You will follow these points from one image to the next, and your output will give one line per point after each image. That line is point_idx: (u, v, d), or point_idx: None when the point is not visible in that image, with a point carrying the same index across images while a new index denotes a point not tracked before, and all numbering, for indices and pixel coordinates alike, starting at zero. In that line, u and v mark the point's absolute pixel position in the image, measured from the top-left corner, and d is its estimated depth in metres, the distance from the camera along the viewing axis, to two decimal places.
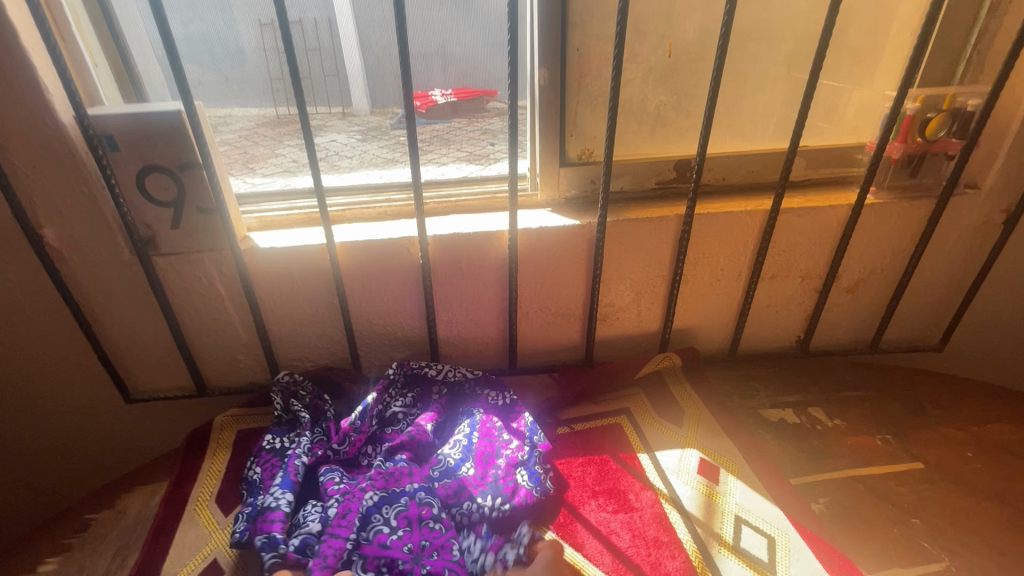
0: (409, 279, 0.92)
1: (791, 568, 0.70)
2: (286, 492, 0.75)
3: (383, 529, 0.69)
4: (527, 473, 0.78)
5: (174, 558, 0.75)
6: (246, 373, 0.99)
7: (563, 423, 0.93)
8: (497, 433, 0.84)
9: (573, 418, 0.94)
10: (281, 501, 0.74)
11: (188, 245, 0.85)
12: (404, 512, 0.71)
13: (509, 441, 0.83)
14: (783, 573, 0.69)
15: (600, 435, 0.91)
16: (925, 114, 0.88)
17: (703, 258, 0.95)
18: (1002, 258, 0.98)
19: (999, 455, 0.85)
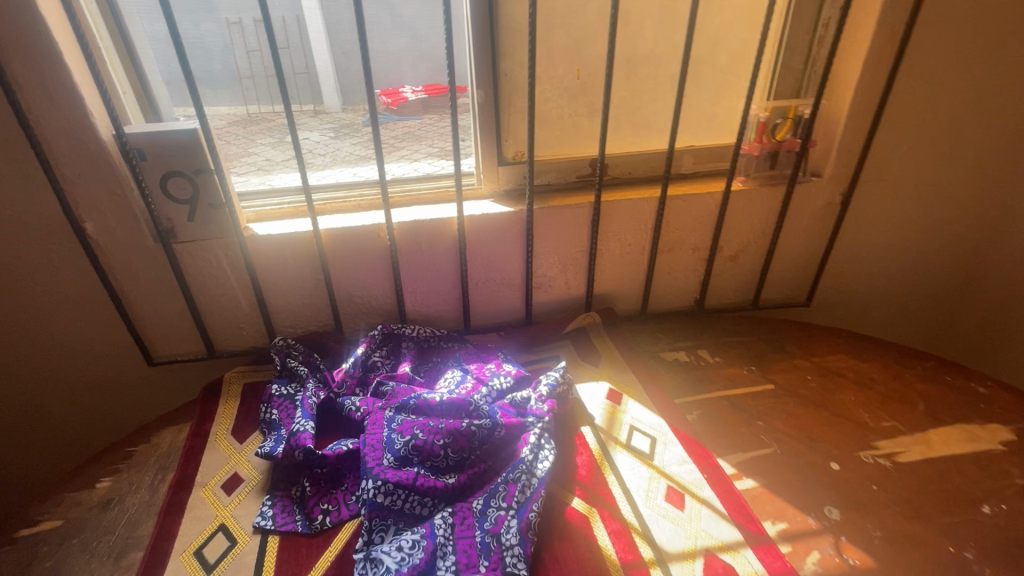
0: (379, 257, 1.15)
1: (665, 455, 0.97)
2: (309, 420, 0.97)
3: (408, 418, 0.96)
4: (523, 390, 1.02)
5: (204, 472, 0.98)
6: (248, 339, 1.21)
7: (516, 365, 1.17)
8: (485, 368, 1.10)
9: (524, 361, 1.18)
10: (307, 425, 0.96)
11: (201, 234, 1.07)
12: (417, 407, 0.98)
13: (494, 370, 1.09)
14: (658, 459, 0.96)
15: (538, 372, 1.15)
16: (775, 120, 1.16)
17: (613, 236, 1.21)
18: (843, 230, 1.27)
19: (830, 377, 1.14)
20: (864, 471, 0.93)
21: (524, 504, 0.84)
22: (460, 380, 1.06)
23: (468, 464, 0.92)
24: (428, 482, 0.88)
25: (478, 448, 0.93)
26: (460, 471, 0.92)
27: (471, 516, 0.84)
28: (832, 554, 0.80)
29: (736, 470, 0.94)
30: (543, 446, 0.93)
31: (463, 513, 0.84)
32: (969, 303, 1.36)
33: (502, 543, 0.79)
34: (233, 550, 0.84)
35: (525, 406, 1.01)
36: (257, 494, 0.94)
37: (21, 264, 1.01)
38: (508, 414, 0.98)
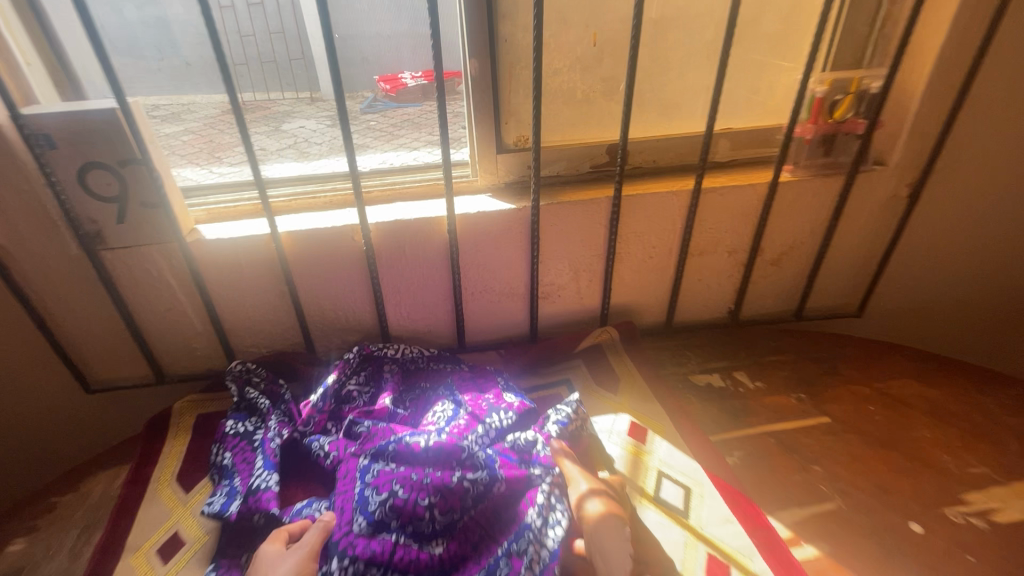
0: (355, 265, 0.96)
1: (703, 513, 0.78)
2: (272, 472, 0.81)
3: (387, 468, 0.77)
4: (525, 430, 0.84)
5: (137, 532, 0.80)
6: (203, 361, 1.03)
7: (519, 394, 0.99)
8: (482, 400, 0.92)
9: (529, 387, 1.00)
10: (270, 482, 0.79)
11: (135, 239, 0.88)
12: (397, 455, 0.79)
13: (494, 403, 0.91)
14: (695, 517, 0.77)
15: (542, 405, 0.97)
16: (834, 96, 0.95)
17: (635, 237, 1.01)
18: (908, 228, 1.07)
19: (896, 407, 0.94)
20: (954, 535, 0.74)
21: None
22: (451, 416, 0.87)
23: (462, 530, 0.74)
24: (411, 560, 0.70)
25: (473, 508, 0.75)
26: (450, 540, 0.73)
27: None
28: None
29: (792, 533, 0.75)
30: (554, 508, 0.73)
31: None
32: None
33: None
34: None
35: (529, 451, 0.82)
36: (200, 563, 0.76)
37: None
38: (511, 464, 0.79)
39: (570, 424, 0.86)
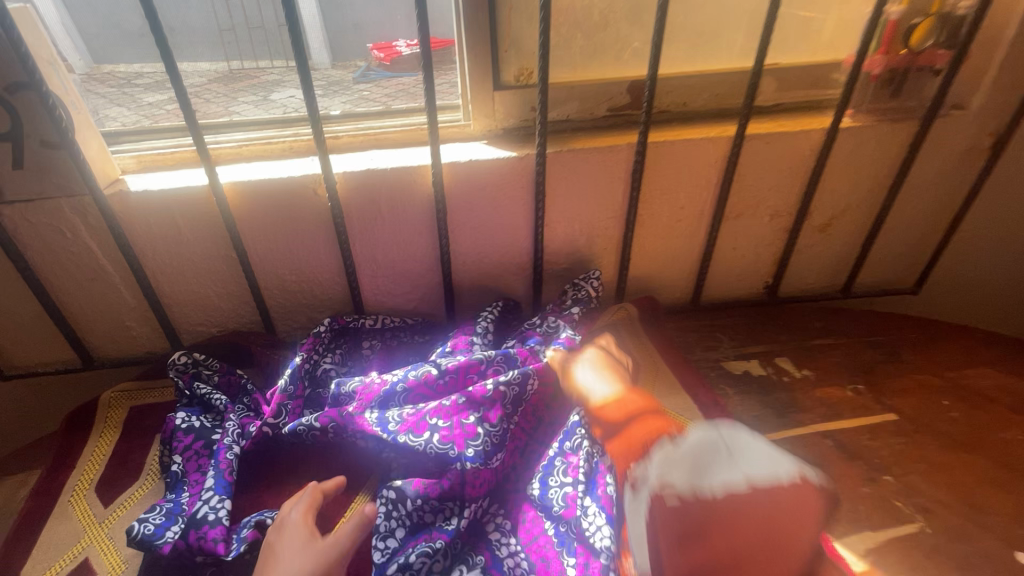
0: (319, 225, 0.79)
1: None
2: (224, 499, 0.62)
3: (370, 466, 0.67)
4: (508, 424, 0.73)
5: (37, 558, 0.63)
6: (139, 343, 0.86)
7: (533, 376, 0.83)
8: None
9: None
10: (222, 513, 0.61)
11: (39, 190, 0.70)
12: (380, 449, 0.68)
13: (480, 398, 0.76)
14: None
15: None
16: (910, 20, 0.77)
17: (660, 196, 0.84)
18: (986, 189, 0.89)
19: (974, 401, 0.78)
20: None
21: None
22: (440, 385, 0.72)
23: (478, 520, 0.65)
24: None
25: (486, 501, 0.66)
26: (467, 544, 0.63)
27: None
28: None
29: (865, 564, 0.59)
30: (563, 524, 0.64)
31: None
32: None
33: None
34: None
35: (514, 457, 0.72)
36: None
37: None
38: (521, 430, 0.72)
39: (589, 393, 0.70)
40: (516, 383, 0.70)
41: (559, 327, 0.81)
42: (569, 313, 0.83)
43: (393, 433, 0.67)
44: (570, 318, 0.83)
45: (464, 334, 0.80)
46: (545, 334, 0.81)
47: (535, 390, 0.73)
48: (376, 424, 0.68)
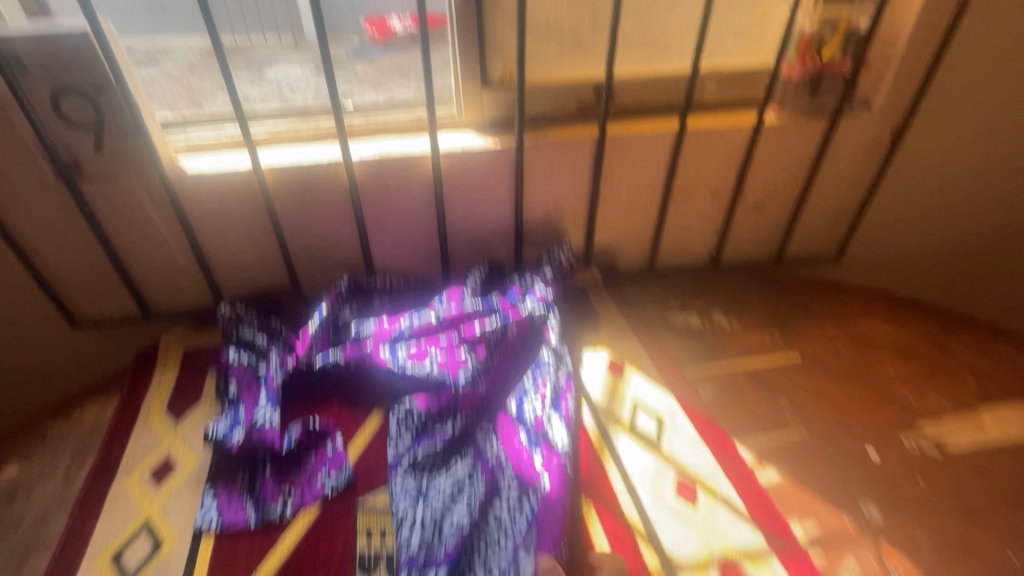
0: (339, 200, 0.96)
1: (674, 441, 0.81)
2: (275, 410, 0.81)
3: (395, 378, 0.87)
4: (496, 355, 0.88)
5: (130, 456, 0.82)
6: (188, 298, 1.04)
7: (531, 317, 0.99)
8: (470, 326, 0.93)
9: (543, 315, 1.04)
10: (273, 419, 0.79)
11: (115, 170, 0.87)
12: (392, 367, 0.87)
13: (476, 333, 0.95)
14: (667, 446, 0.81)
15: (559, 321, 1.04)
16: (821, 34, 0.94)
17: (619, 178, 1.02)
18: (889, 174, 1.08)
19: (865, 344, 0.98)
20: (907, 460, 0.79)
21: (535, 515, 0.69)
22: (435, 329, 0.92)
23: (468, 430, 0.82)
24: (435, 470, 0.77)
25: (474, 415, 0.83)
26: (459, 444, 0.80)
27: (490, 523, 0.69)
28: (873, 564, 0.67)
29: (757, 458, 0.79)
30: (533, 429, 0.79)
31: (484, 508, 0.70)
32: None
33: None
34: (157, 555, 0.70)
35: (507, 385, 0.87)
36: (194, 484, 0.78)
37: None
38: (503, 363, 0.88)
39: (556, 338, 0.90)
40: (498, 329, 0.89)
41: (532, 283, 1.00)
42: (544, 275, 1.02)
43: (402, 363, 0.87)
44: (544, 278, 1.02)
45: (457, 292, 0.99)
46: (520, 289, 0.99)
47: (514, 332, 0.90)
48: (388, 358, 0.87)
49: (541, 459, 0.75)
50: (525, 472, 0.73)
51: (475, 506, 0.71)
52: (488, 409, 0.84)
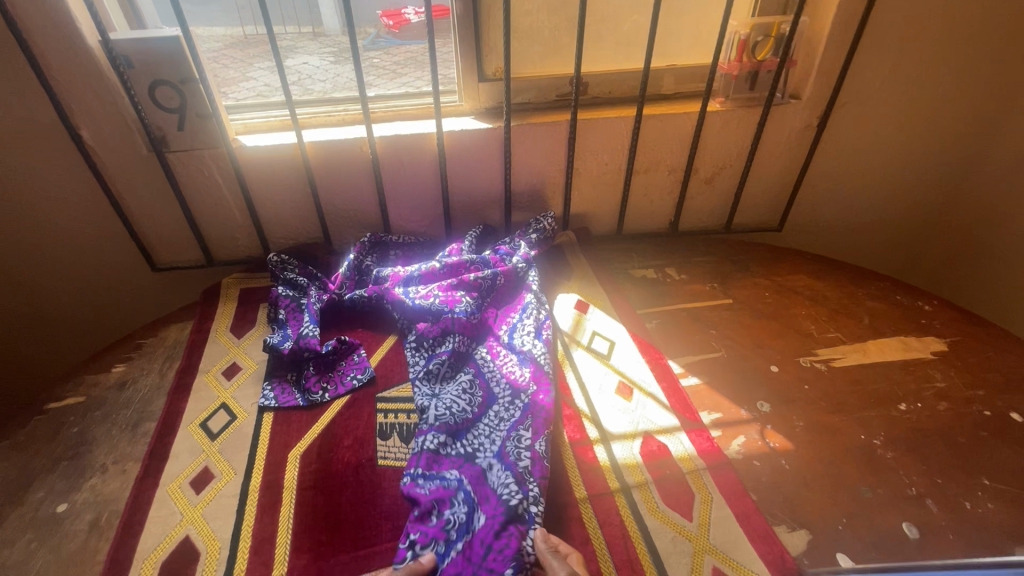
0: (364, 171, 1.21)
1: (620, 359, 1.06)
2: (315, 326, 1.06)
3: (409, 308, 1.10)
4: (488, 299, 1.13)
5: (206, 361, 1.08)
6: (243, 249, 1.29)
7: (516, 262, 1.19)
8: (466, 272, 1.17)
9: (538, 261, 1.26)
10: (313, 331, 1.05)
11: (193, 143, 1.12)
12: (402, 305, 1.10)
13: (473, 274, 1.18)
14: (612, 360, 1.05)
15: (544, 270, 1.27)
16: (757, 39, 1.16)
17: (590, 155, 1.25)
18: (817, 155, 1.30)
19: (786, 293, 1.20)
20: (799, 372, 1.02)
21: (528, 404, 0.92)
22: (439, 274, 1.15)
23: (465, 350, 1.03)
24: (442, 380, 0.98)
25: (466, 335, 1.05)
26: (458, 360, 1.02)
27: (489, 418, 0.91)
28: (756, 438, 0.90)
29: (683, 369, 1.03)
30: (517, 351, 1.03)
31: (484, 408, 0.93)
32: (949, 225, 1.42)
33: (526, 443, 0.86)
34: (233, 424, 0.95)
35: (496, 318, 1.11)
36: (256, 380, 1.04)
37: (26, 172, 1.08)
38: (492, 305, 1.13)
39: (535, 287, 1.16)
40: (488, 278, 1.13)
41: (519, 246, 1.24)
42: (530, 237, 1.26)
43: (411, 299, 1.10)
44: (528, 240, 1.25)
45: (456, 246, 1.23)
46: (507, 249, 1.22)
47: (503, 281, 1.15)
48: (402, 294, 1.11)
49: (526, 371, 0.98)
50: (515, 380, 0.96)
51: (478, 406, 0.93)
52: (478, 334, 1.06)
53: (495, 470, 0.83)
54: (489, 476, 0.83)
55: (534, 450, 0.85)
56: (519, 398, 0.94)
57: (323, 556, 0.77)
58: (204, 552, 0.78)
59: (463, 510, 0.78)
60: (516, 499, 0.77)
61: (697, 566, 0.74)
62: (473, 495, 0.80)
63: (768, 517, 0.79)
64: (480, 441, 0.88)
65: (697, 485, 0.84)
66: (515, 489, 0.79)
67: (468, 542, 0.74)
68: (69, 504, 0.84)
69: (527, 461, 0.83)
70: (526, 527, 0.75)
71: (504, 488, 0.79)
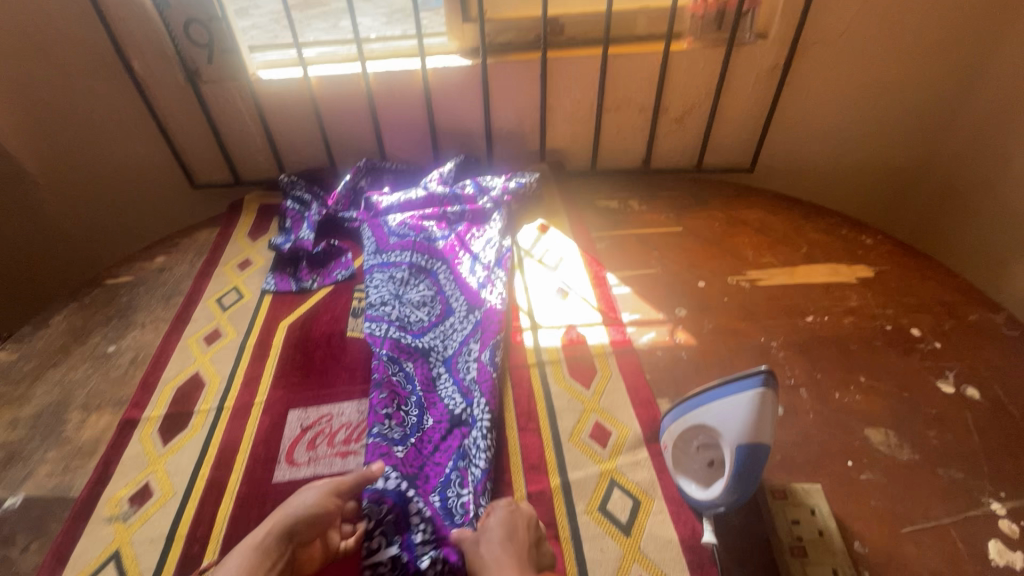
0: (360, 102, 1.38)
1: (562, 267, 1.21)
2: (311, 233, 1.26)
3: (385, 231, 1.23)
4: (458, 225, 1.27)
5: (226, 256, 1.31)
6: (264, 170, 1.52)
7: (487, 194, 1.33)
8: (441, 201, 1.30)
9: (509, 193, 1.33)
10: (308, 236, 1.24)
11: (219, 76, 1.33)
12: (373, 228, 1.25)
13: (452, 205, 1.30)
14: (556, 266, 1.21)
15: (519, 202, 1.35)
16: None
17: (563, 92, 1.37)
18: (785, 95, 1.35)
19: (737, 223, 1.29)
20: (723, 287, 1.13)
21: (481, 318, 1.06)
22: (414, 203, 1.29)
23: (424, 265, 1.16)
24: (405, 284, 1.12)
25: (429, 255, 1.18)
26: (419, 270, 1.15)
27: (444, 325, 1.06)
28: (666, 335, 1.03)
29: (619, 281, 1.16)
30: (478, 272, 1.15)
31: (441, 318, 1.08)
32: (928, 172, 1.43)
33: (474, 355, 0.99)
34: (241, 301, 1.19)
35: (461, 238, 1.23)
36: (262, 272, 1.26)
37: (92, 97, 1.33)
38: (465, 232, 1.25)
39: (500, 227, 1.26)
40: (458, 210, 1.28)
41: (495, 183, 1.35)
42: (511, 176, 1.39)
43: (392, 223, 1.24)
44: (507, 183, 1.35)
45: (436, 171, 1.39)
46: (482, 186, 1.34)
47: (472, 208, 1.29)
48: (383, 220, 1.26)
49: (482, 291, 1.11)
50: (472, 297, 1.10)
51: (435, 316, 1.08)
52: (434, 253, 1.18)
53: (442, 377, 0.97)
54: (436, 377, 0.97)
55: (481, 361, 0.97)
56: (474, 313, 1.07)
57: (291, 393, 0.98)
58: (208, 383, 1.01)
59: (414, 412, 0.90)
60: (460, 407, 0.91)
61: (583, 420, 0.90)
62: (423, 400, 0.93)
63: (654, 390, 0.93)
64: (435, 343, 1.02)
65: (602, 365, 0.98)
66: (460, 398, 0.92)
67: (421, 436, 0.87)
68: (116, 346, 1.11)
69: (473, 372, 0.96)
70: (468, 430, 0.88)
71: (449, 398, 0.93)
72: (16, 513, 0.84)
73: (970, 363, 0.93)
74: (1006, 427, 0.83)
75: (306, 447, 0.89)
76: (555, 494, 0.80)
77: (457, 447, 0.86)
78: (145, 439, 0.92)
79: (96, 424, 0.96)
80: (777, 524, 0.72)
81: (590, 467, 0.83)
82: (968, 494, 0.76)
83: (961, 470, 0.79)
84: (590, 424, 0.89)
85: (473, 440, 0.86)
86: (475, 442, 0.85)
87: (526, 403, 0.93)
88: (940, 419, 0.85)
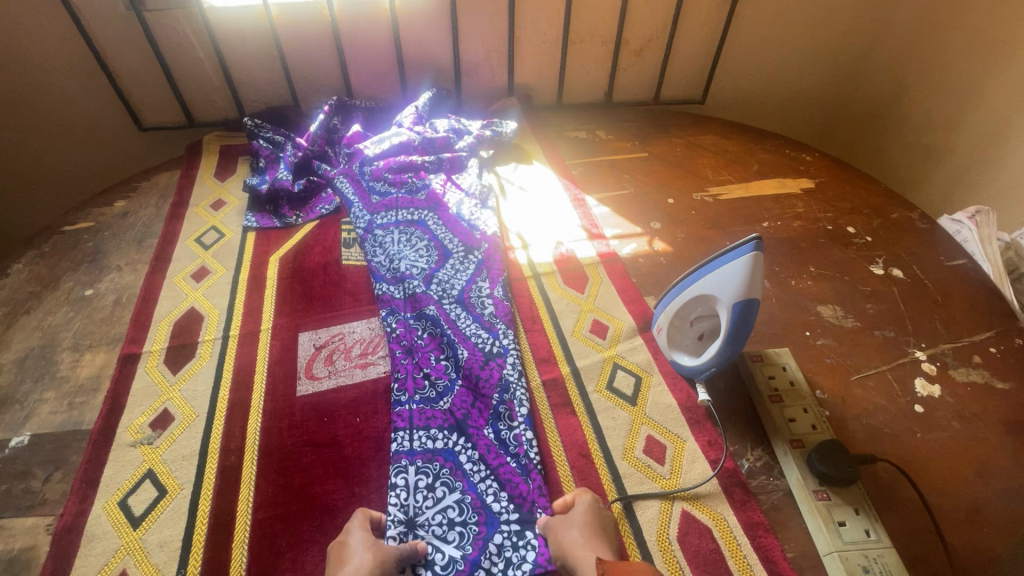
0: (324, 34, 1.34)
1: (529, 188, 1.28)
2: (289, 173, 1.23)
3: (368, 168, 1.24)
4: (437, 177, 1.24)
5: (195, 198, 1.26)
6: (221, 111, 1.45)
7: (467, 134, 1.34)
8: (421, 143, 1.27)
9: (484, 141, 1.36)
10: (287, 176, 1.22)
11: (167, 3, 1.24)
12: (348, 176, 1.24)
13: (434, 140, 1.29)
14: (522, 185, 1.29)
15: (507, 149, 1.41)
16: None
17: (530, 24, 1.39)
18: (734, 28, 1.45)
19: (695, 147, 1.41)
20: (690, 202, 1.24)
21: (483, 257, 1.08)
22: (390, 151, 1.25)
23: (411, 219, 1.14)
24: (399, 241, 1.10)
25: (414, 208, 1.17)
26: (408, 225, 1.13)
27: (446, 268, 1.05)
28: (646, 245, 1.13)
29: (598, 203, 1.25)
30: (470, 212, 1.17)
31: (441, 263, 1.07)
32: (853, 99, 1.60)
33: (486, 291, 1.01)
34: (222, 239, 1.16)
35: (444, 186, 1.22)
36: (238, 213, 1.23)
37: (15, 27, 1.20)
38: (450, 166, 1.28)
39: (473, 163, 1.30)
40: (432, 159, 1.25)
41: (471, 126, 1.36)
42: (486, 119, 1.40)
43: (371, 155, 1.25)
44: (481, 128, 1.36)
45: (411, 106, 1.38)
46: (458, 128, 1.34)
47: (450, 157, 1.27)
48: (358, 172, 1.24)
49: (474, 231, 1.13)
50: (467, 238, 1.11)
51: (435, 261, 1.07)
52: (426, 203, 1.18)
53: (459, 314, 0.97)
54: (456, 316, 0.97)
55: (495, 296, 1.00)
56: (474, 251, 1.09)
57: (298, 317, 1.00)
58: (207, 316, 1.00)
59: (450, 355, 0.91)
60: (490, 340, 0.93)
61: (582, 318, 0.99)
62: (453, 336, 0.93)
63: (641, 290, 1.04)
64: (441, 288, 1.02)
65: (592, 273, 1.08)
66: (485, 333, 0.94)
67: (465, 374, 0.88)
68: (94, 290, 1.06)
69: (491, 307, 0.98)
70: (503, 360, 0.90)
71: (475, 335, 0.94)
72: (27, 450, 0.82)
73: (895, 251, 1.11)
74: (924, 296, 1.02)
75: (324, 362, 0.93)
76: (567, 380, 0.89)
77: (498, 378, 0.87)
78: (151, 370, 0.92)
79: (93, 362, 0.93)
80: (757, 381, 0.85)
81: (595, 356, 0.93)
82: (898, 347, 0.93)
83: (893, 330, 0.96)
84: (589, 321, 0.99)
85: (512, 370, 0.88)
86: (514, 372, 0.88)
87: (530, 308, 1.01)
88: (874, 294, 1.02)
